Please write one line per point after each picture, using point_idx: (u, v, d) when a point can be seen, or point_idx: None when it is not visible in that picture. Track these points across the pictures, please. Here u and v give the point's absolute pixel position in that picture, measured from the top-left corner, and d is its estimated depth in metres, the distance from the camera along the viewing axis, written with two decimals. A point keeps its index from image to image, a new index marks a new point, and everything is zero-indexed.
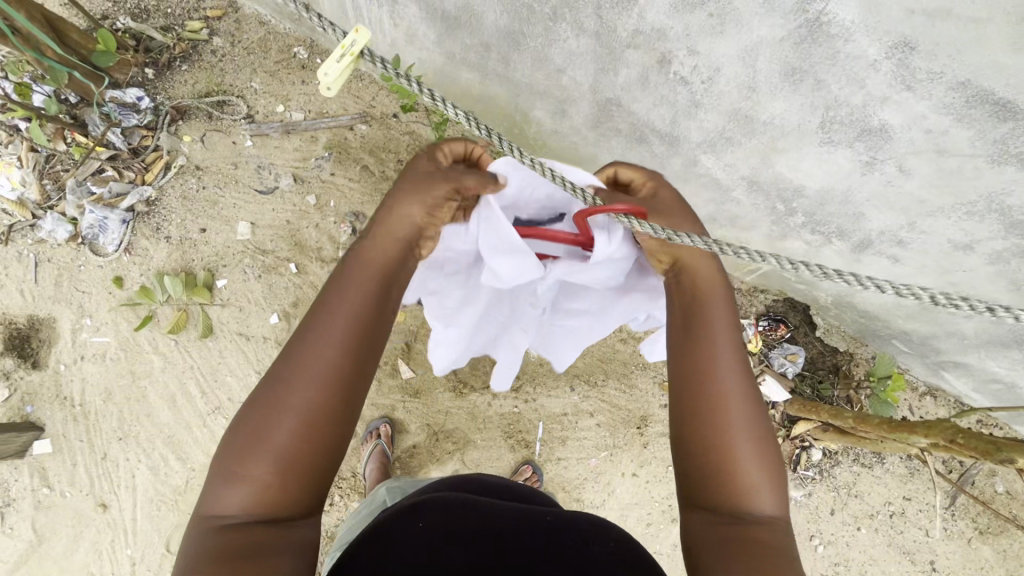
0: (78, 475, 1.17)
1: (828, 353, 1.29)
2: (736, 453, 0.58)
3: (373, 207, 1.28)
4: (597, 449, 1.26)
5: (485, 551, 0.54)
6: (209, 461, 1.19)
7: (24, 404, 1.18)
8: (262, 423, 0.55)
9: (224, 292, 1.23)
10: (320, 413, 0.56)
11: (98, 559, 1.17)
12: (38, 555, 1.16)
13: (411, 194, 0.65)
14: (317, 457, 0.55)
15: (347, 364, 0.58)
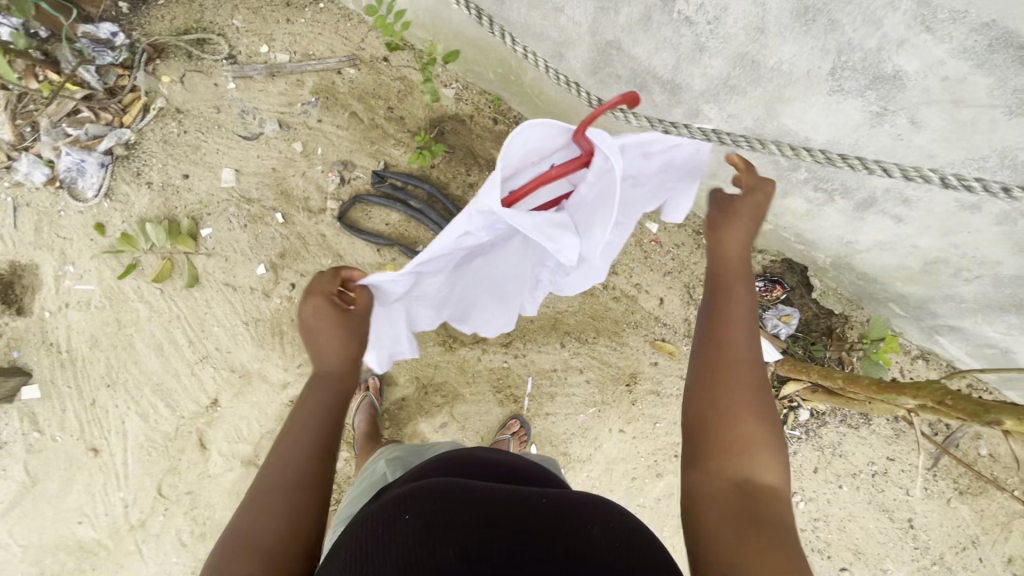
0: (68, 420, 1.18)
1: (823, 314, 1.28)
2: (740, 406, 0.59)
3: (363, 157, 1.24)
4: (585, 405, 1.26)
5: (475, 540, 0.49)
6: (198, 409, 1.20)
7: (10, 350, 1.17)
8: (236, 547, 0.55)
9: (209, 242, 1.20)
10: (297, 511, 0.58)
11: (91, 502, 1.19)
12: (32, 496, 1.18)
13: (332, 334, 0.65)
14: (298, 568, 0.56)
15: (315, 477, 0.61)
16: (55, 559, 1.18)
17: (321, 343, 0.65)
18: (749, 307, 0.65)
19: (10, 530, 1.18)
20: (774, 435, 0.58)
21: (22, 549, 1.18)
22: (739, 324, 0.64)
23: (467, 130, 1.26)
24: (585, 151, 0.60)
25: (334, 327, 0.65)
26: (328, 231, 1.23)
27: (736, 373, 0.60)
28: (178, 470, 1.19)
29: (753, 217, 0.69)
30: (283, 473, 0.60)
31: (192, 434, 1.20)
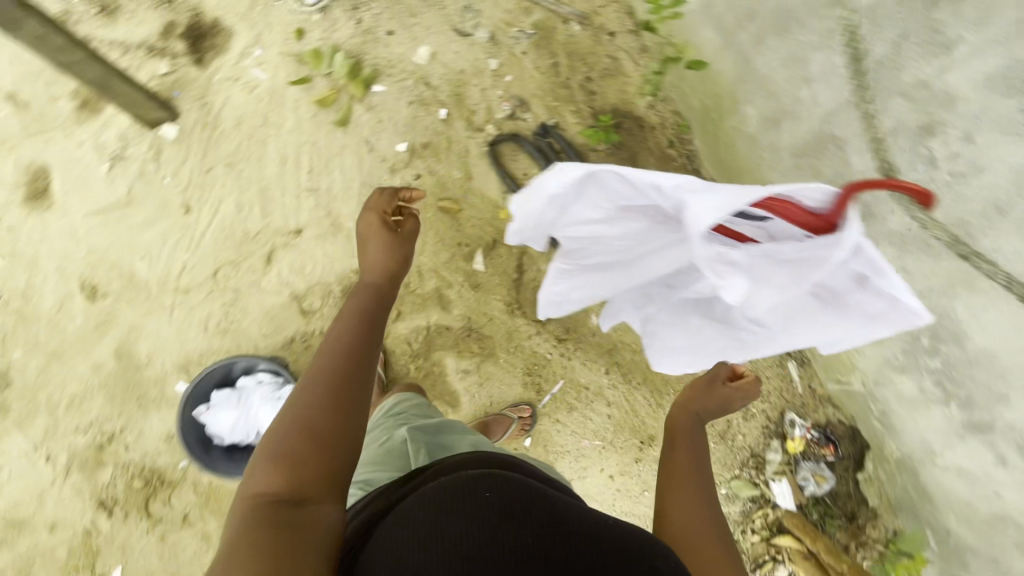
0: (183, 170, 1.20)
1: (856, 499, 1.21)
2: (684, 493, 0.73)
3: (538, 105, 1.31)
4: (593, 435, 1.25)
5: (550, 540, 0.50)
6: (283, 229, 1.22)
7: (174, 89, 1.22)
8: (305, 415, 0.58)
9: (376, 98, 1.25)
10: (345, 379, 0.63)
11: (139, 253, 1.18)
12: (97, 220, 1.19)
13: (375, 242, 0.80)
14: (351, 445, 0.59)
15: (365, 355, 0.67)
16: (86, 276, 1.17)
17: (383, 254, 0.79)
18: (699, 447, 0.81)
19: (72, 228, 1.17)
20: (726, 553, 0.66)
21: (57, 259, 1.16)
22: (693, 464, 0.77)
23: (632, 137, 1.33)
24: (825, 223, 0.50)
25: (389, 239, 0.80)
26: (474, 149, 1.29)
27: (694, 492, 0.73)
28: (237, 266, 1.20)
29: (716, 397, 0.91)
30: (347, 356, 0.65)
31: (269, 241, 1.21)
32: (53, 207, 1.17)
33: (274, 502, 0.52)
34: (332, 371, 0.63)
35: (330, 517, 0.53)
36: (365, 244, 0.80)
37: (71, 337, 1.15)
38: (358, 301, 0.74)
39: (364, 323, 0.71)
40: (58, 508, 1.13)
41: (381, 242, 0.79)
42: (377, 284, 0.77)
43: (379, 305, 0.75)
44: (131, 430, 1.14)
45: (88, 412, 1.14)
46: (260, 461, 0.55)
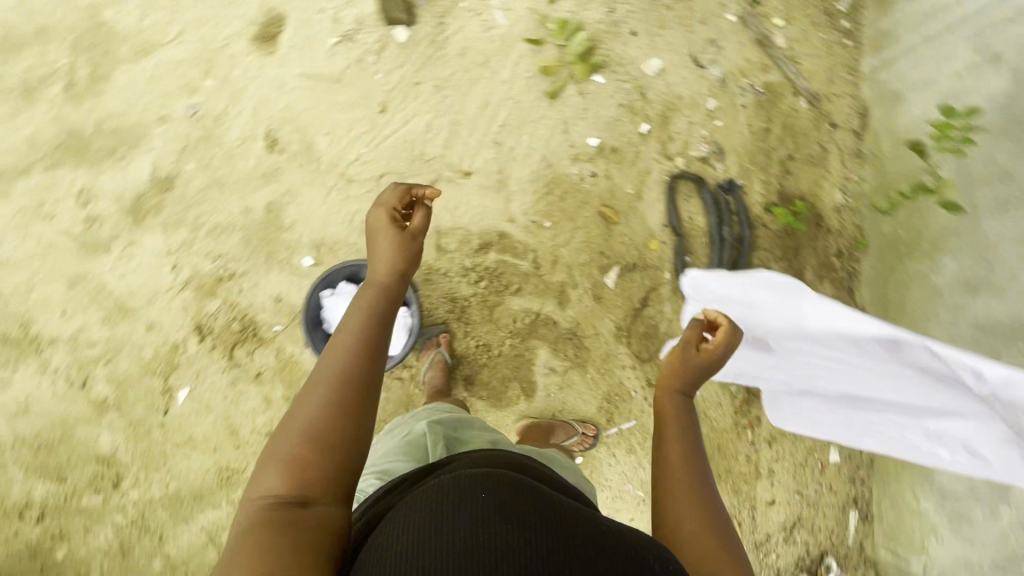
0: (395, 73, 1.24)
1: None
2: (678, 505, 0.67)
3: (734, 159, 1.29)
4: (640, 483, 1.25)
5: (547, 547, 0.48)
6: (455, 166, 1.25)
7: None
8: (308, 423, 0.60)
9: (592, 86, 1.26)
10: (349, 385, 0.63)
11: (326, 129, 1.23)
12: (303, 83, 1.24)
13: (383, 244, 0.77)
14: (350, 443, 0.60)
15: (369, 356, 0.66)
16: (274, 128, 1.23)
17: (388, 256, 0.75)
18: (692, 437, 0.74)
19: (281, 80, 1.23)
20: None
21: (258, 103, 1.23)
22: (680, 468, 0.70)
23: (805, 234, 1.29)
24: None
25: (394, 238, 0.77)
26: (656, 173, 1.28)
27: (685, 512, 0.66)
28: (402, 179, 1.24)
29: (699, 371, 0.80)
30: (346, 367, 0.65)
31: (437, 172, 1.25)
32: (276, 55, 1.23)
33: (279, 506, 0.54)
34: (334, 377, 0.64)
35: (332, 517, 0.55)
36: (375, 244, 0.77)
37: (239, 174, 1.22)
38: (365, 299, 0.73)
39: (368, 322, 0.70)
40: (162, 313, 1.20)
41: (392, 243, 0.76)
42: (390, 285, 0.74)
43: (389, 304, 0.73)
44: (250, 277, 1.21)
45: (224, 245, 1.21)
46: (266, 464, 0.58)
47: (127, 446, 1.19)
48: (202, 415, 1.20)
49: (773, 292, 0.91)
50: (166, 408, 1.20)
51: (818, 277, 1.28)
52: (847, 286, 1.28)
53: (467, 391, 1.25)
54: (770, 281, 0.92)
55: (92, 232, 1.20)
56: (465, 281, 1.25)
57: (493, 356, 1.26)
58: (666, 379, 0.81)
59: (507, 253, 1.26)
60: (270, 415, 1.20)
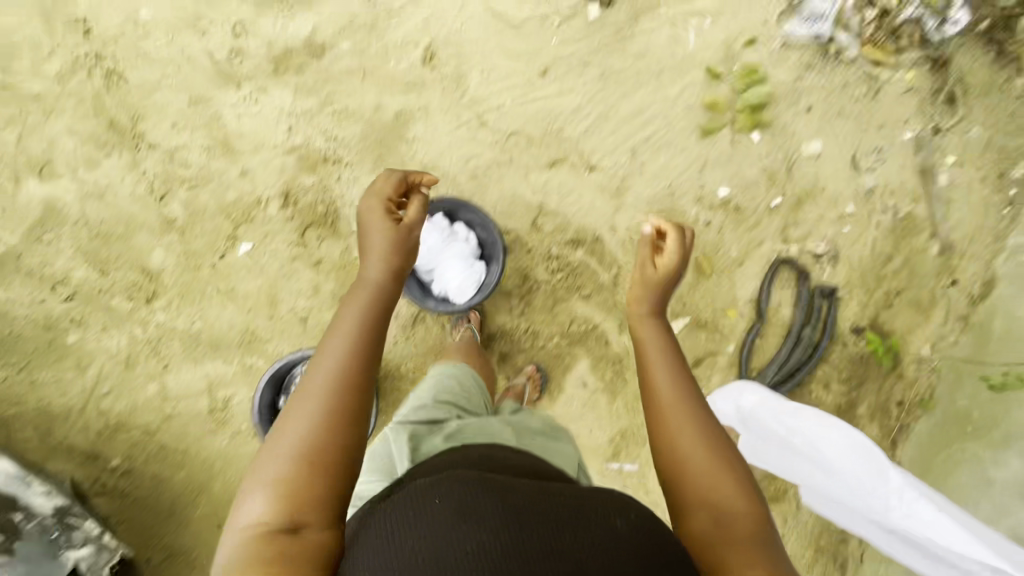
0: (570, 44, 1.23)
1: None
2: (672, 432, 0.70)
3: (845, 269, 1.26)
4: None
5: (506, 531, 0.47)
6: (585, 155, 1.23)
7: None
8: (305, 440, 0.61)
9: (746, 141, 1.23)
10: (341, 396, 0.65)
11: (484, 67, 1.22)
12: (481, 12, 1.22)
13: (379, 244, 0.79)
14: (348, 459, 0.62)
15: (363, 365, 0.68)
16: (437, 44, 1.22)
17: (384, 258, 0.78)
18: (664, 360, 0.78)
19: (463, 3, 1.22)
20: (727, 457, 0.67)
21: (434, 14, 1.22)
22: (660, 376, 0.76)
23: (879, 371, 1.25)
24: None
25: (390, 233, 0.79)
26: (766, 248, 1.25)
27: (672, 413, 0.72)
28: (531, 145, 1.23)
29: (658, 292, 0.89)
30: (337, 373, 0.66)
31: (565, 154, 1.23)
32: None
33: (270, 534, 0.55)
34: (326, 388, 0.65)
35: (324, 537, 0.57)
36: (370, 242, 0.79)
37: (386, 71, 1.22)
38: (358, 299, 0.75)
39: (361, 326, 0.72)
40: (260, 165, 1.21)
41: (388, 246, 0.78)
42: (388, 288, 0.77)
43: (382, 307, 0.75)
44: (353, 170, 1.21)
45: (343, 130, 1.21)
46: (253, 485, 0.60)
47: (174, 271, 1.20)
48: (253, 273, 1.21)
49: (843, 446, 1.04)
50: (224, 253, 1.20)
51: (871, 415, 1.25)
52: (894, 437, 1.25)
53: (497, 366, 1.24)
54: (827, 427, 1.06)
55: (231, 63, 1.21)
56: (543, 266, 1.24)
57: (537, 346, 1.24)
58: (637, 313, 0.88)
59: (594, 258, 1.24)
60: (313, 303, 1.21)
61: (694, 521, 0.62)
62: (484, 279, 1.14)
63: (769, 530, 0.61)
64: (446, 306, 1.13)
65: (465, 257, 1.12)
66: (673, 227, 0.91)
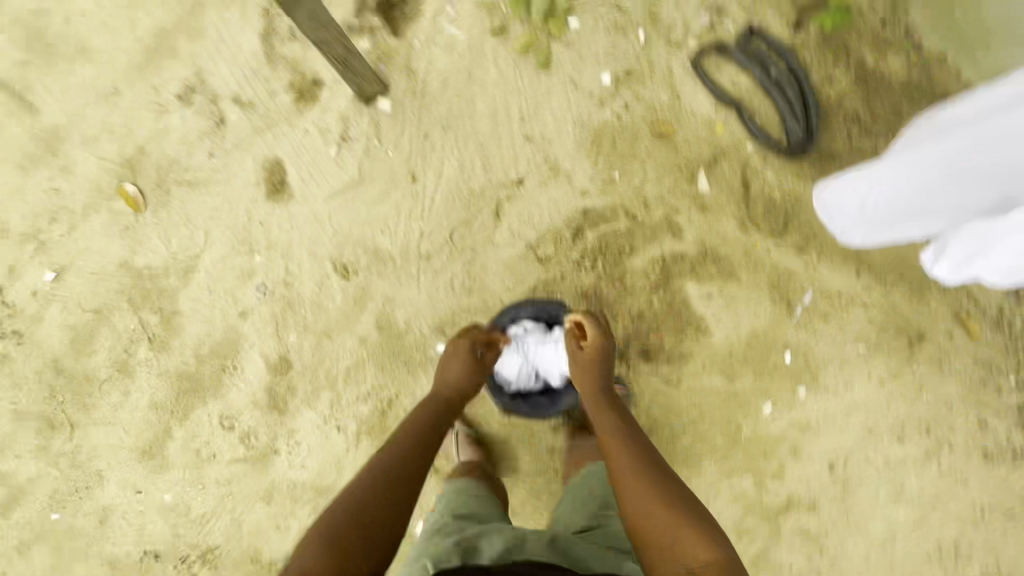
0: (402, 142, 1.22)
1: None
2: (639, 498, 0.77)
3: (735, 5, 1.23)
4: (857, 340, 1.19)
5: None
6: (505, 182, 1.22)
7: (378, 63, 1.22)
8: (360, 508, 0.74)
9: (573, 35, 1.22)
10: (401, 480, 0.79)
11: (378, 227, 1.22)
12: (331, 204, 1.22)
13: (450, 361, 1.05)
14: (368, 508, 0.74)
15: (413, 462, 0.83)
16: (337, 257, 1.22)
17: (465, 388, 1.02)
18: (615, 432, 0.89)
19: (315, 214, 1.22)
20: (693, 517, 0.73)
21: (310, 244, 1.22)
22: (625, 453, 0.84)
23: (847, 27, 1.21)
24: None
25: (466, 360, 1.05)
26: (677, 69, 1.23)
27: (645, 486, 0.78)
28: (471, 225, 1.21)
29: (598, 365, 1.01)
30: (397, 459, 0.82)
31: (494, 199, 1.22)
32: (294, 197, 1.23)
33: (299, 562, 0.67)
34: (388, 470, 0.80)
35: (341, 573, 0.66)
36: (444, 361, 1.06)
37: (335, 316, 1.21)
38: (421, 412, 0.96)
39: (423, 430, 0.90)
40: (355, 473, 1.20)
41: (458, 361, 1.04)
42: (453, 402, 1.00)
43: (434, 414, 0.95)
44: (404, 393, 1.20)
45: (365, 382, 1.20)
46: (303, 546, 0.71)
47: None
48: None
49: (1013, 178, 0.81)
50: None
51: (882, 56, 1.21)
52: (916, 45, 1.20)
53: (650, 365, 1.20)
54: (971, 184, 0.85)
55: (252, 447, 1.20)
56: (583, 274, 1.21)
57: (651, 320, 1.21)
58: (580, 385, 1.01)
59: (601, 224, 1.21)
60: None
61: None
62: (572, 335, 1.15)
63: (735, 572, 0.65)
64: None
65: (545, 344, 1.13)
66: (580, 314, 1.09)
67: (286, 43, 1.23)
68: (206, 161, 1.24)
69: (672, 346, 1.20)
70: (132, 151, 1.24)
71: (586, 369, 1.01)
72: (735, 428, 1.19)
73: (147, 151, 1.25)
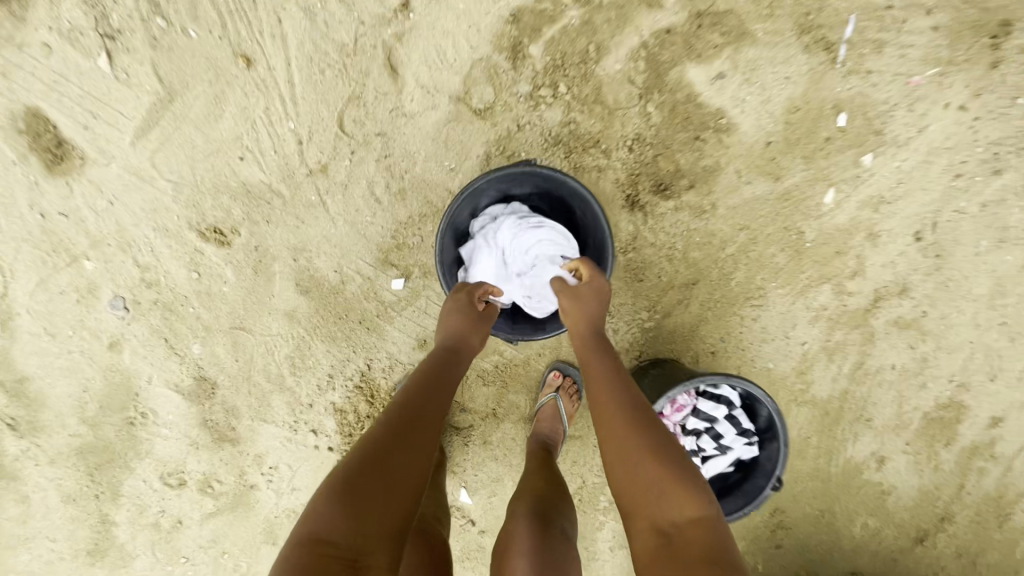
0: (202, 7, 0.76)
1: None
2: (616, 435, 0.54)
3: None
4: (924, 64, 0.87)
5: None
6: (384, 15, 0.78)
7: None
8: (367, 482, 0.46)
9: None
10: (425, 433, 0.54)
11: (233, 154, 0.80)
12: (147, 146, 0.79)
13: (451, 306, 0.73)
14: (395, 471, 0.48)
15: (433, 416, 0.56)
16: (196, 219, 0.82)
17: (468, 346, 0.71)
18: (605, 361, 0.63)
19: (133, 171, 0.80)
20: (673, 466, 0.50)
21: (148, 214, 0.81)
22: (607, 385, 0.59)
23: None
24: None
25: (466, 314, 0.72)
26: None
27: (624, 434, 0.54)
28: (363, 100, 0.80)
29: (583, 299, 0.69)
30: (415, 408, 0.55)
31: (379, 50, 0.79)
32: (88, 156, 0.79)
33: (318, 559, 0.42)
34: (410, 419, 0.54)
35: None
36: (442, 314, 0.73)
37: (238, 299, 0.85)
38: (427, 359, 0.66)
39: (436, 379, 0.62)
40: None
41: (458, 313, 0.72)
42: (464, 356, 0.69)
43: (449, 365, 0.66)
44: (373, 362, 0.88)
45: (319, 366, 0.88)
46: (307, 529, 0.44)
47: None
48: (500, 495, 0.94)
49: None
50: (471, 521, 0.96)
51: None
52: None
53: (671, 201, 0.88)
54: None
55: (220, 493, 0.91)
56: (545, 110, 0.83)
57: (655, 139, 0.86)
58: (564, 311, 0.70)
59: (544, 30, 0.81)
60: None
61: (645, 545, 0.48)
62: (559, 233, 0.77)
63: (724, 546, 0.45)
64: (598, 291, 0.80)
65: (522, 265, 0.77)
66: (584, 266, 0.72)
67: None
68: None
69: (691, 164, 0.87)
70: None
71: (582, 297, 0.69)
72: (796, 236, 0.91)
73: None
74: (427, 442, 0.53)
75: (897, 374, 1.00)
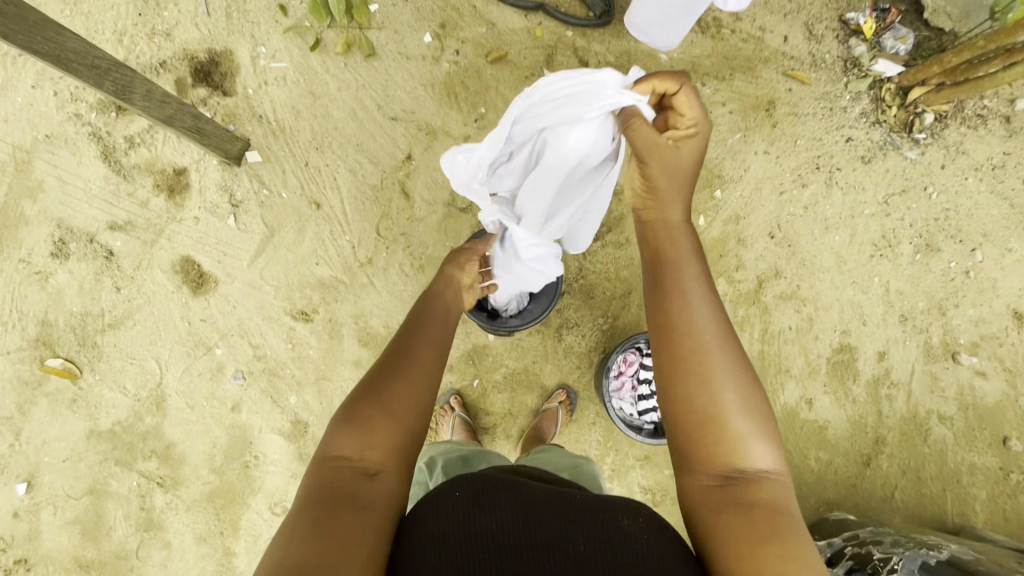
0: (289, 180, 1.26)
1: (932, 36, 1.36)
2: (708, 362, 0.60)
3: None
4: (732, 132, 1.39)
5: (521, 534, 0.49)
6: (396, 164, 1.28)
7: (227, 124, 1.26)
8: (365, 407, 0.59)
9: (379, 17, 1.29)
10: (413, 374, 0.64)
11: (311, 261, 1.25)
12: (257, 266, 1.24)
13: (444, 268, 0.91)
14: (386, 400, 0.60)
15: (422, 355, 0.67)
16: (290, 307, 1.23)
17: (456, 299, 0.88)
18: (688, 265, 0.69)
19: (248, 283, 1.23)
20: (758, 421, 0.58)
21: (258, 309, 1.23)
22: (691, 315, 0.63)
23: None
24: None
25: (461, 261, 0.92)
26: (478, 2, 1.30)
27: (718, 363, 0.60)
28: (390, 215, 1.27)
29: (680, 169, 0.72)
30: (405, 353, 0.67)
31: (396, 185, 1.28)
32: (220, 280, 1.23)
33: (338, 472, 0.55)
34: (397, 362, 0.65)
35: (386, 487, 0.56)
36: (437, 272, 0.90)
37: (320, 358, 1.23)
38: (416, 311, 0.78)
39: (425, 326, 0.74)
40: None
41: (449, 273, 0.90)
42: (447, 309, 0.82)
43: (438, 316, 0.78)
44: None
45: None
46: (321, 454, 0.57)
47: None
48: None
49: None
50: None
51: None
52: None
53: None
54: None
55: None
56: None
57: None
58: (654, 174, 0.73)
59: None
60: None
61: (699, 478, 0.58)
62: (550, 92, 0.78)
63: (784, 503, 0.55)
64: (620, 151, 0.84)
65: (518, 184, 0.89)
66: (678, 85, 0.71)
67: (130, 153, 1.22)
68: (117, 297, 1.21)
69: None
70: (37, 329, 1.20)
71: (681, 161, 0.73)
72: None
73: (52, 320, 1.20)
74: (414, 374, 0.64)
75: (795, 333, 1.36)
